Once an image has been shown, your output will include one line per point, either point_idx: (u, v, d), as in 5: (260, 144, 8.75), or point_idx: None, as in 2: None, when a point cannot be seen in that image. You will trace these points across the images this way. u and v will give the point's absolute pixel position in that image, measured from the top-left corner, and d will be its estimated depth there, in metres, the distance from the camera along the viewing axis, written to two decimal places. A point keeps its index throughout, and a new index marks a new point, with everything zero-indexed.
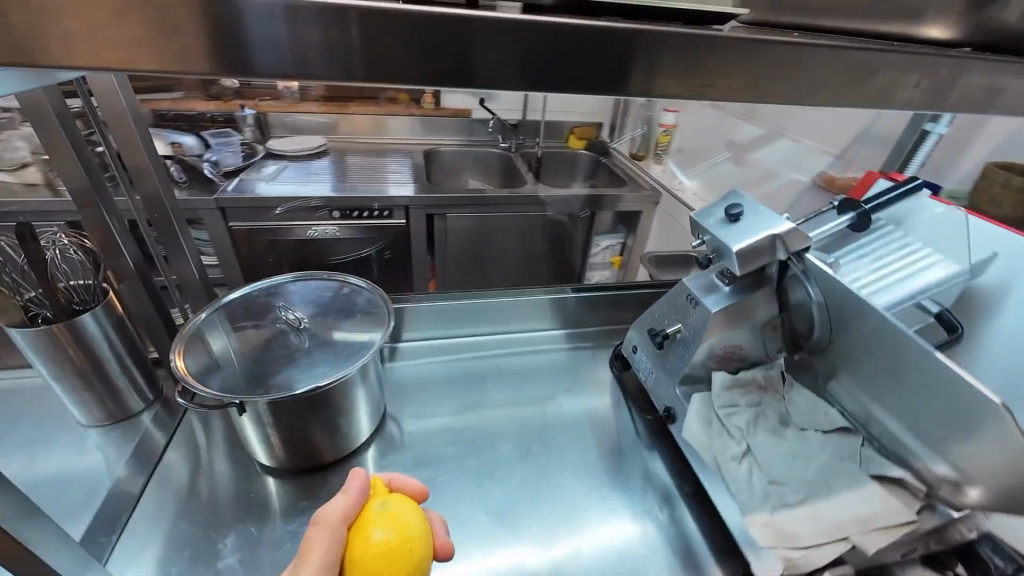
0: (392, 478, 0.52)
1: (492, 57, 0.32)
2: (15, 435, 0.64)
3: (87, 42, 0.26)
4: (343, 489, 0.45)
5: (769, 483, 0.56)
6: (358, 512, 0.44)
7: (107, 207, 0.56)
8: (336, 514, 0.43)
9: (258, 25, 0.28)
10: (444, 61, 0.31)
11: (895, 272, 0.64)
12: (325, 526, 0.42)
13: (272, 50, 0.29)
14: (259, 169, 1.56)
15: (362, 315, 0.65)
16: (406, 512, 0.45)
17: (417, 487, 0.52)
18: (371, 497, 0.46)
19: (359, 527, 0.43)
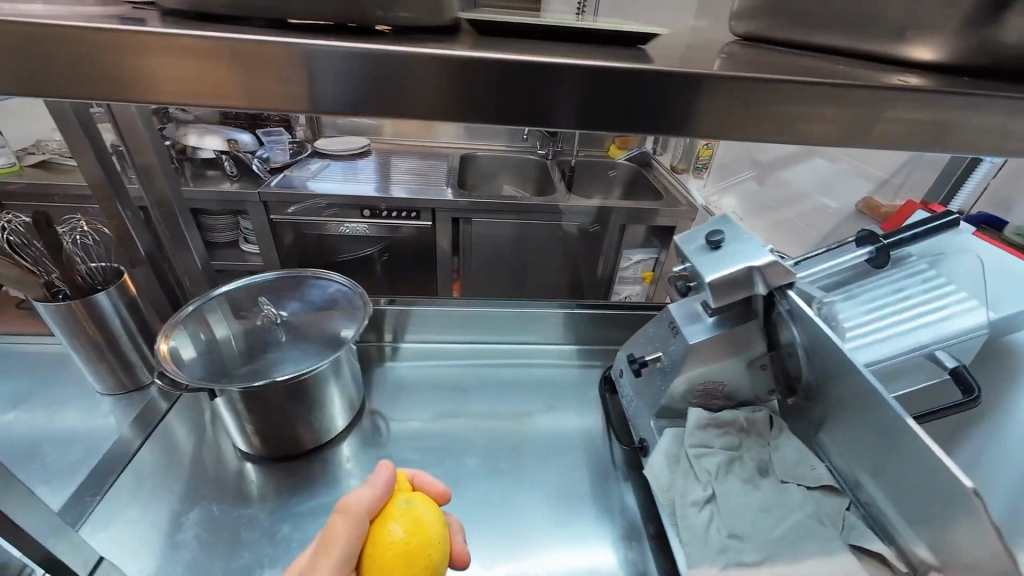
0: (415, 476, 0.52)
1: (578, 102, 0.29)
2: (47, 391, 0.73)
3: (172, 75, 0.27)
4: (368, 481, 0.46)
5: (728, 536, 0.51)
6: (382, 505, 0.45)
7: (122, 202, 0.64)
8: (360, 504, 0.44)
9: (322, 68, 0.28)
10: (526, 104, 0.29)
11: (909, 317, 0.56)
12: (347, 514, 0.43)
13: (341, 95, 0.29)
14: (303, 167, 1.66)
15: (340, 313, 0.69)
16: (429, 514, 0.46)
17: (440, 489, 0.52)
18: (396, 493, 0.47)
19: (379, 520, 0.44)
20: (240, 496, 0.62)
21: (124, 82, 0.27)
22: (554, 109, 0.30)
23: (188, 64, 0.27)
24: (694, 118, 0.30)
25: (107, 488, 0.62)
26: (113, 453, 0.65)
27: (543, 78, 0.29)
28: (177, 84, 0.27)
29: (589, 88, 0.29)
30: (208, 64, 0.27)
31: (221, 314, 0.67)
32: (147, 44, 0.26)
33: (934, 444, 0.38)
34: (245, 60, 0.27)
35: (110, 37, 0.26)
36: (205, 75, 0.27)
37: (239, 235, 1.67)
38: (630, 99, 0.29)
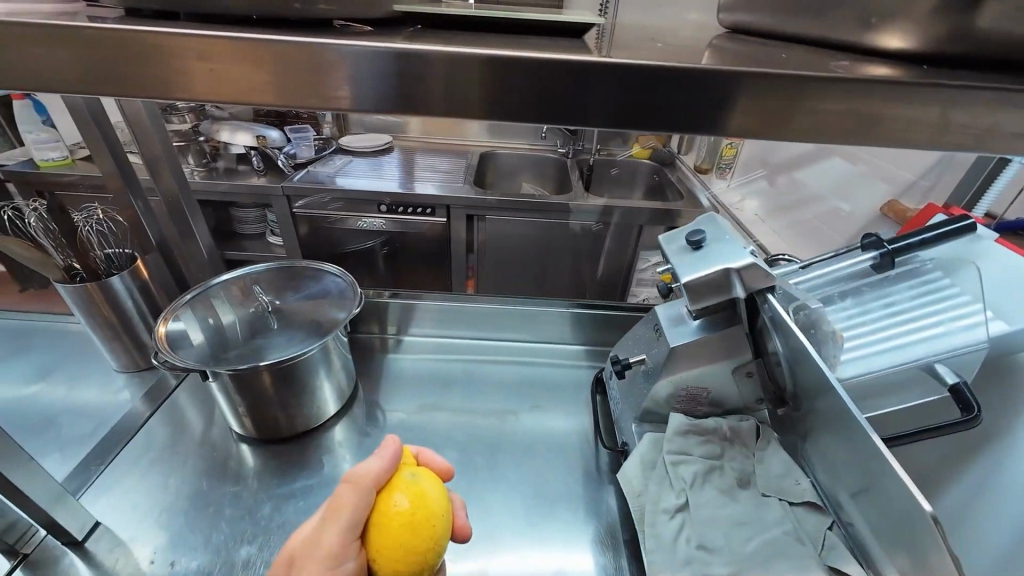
0: (419, 451, 0.50)
1: (613, 99, 0.28)
2: (67, 366, 0.80)
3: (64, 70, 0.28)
4: (377, 452, 0.43)
5: (697, 547, 0.49)
6: (390, 477, 0.42)
7: (133, 192, 0.71)
8: (368, 475, 0.41)
9: (351, 68, 0.28)
10: (560, 101, 0.28)
11: (911, 327, 0.52)
12: (355, 485, 0.40)
13: (364, 89, 0.28)
14: (326, 163, 1.71)
15: (331, 303, 0.70)
16: (436, 489, 0.42)
17: (442, 465, 0.50)
18: (404, 464, 0.44)
19: (386, 491, 0.40)
20: (227, 474, 0.65)
21: (167, 82, 0.28)
22: (590, 106, 0.28)
23: (232, 63, 0.27)
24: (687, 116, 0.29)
25: (111, 458, 0.66)
26: (118, 427, 0.69)
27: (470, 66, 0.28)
28: (219, 81, 0.28)
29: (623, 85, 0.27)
30: (253, 65, 0.27)
31: (220, 302, 0.69)
32: (189, 45, 0.27)
33: (899, 466, 0.36)
34: (278, 59, 0.27)
35: (156, 37, 0.26)
36: (249, 75, 0.28)
37: (266, 228, 1.74)
38: (662, 95, 0.28)
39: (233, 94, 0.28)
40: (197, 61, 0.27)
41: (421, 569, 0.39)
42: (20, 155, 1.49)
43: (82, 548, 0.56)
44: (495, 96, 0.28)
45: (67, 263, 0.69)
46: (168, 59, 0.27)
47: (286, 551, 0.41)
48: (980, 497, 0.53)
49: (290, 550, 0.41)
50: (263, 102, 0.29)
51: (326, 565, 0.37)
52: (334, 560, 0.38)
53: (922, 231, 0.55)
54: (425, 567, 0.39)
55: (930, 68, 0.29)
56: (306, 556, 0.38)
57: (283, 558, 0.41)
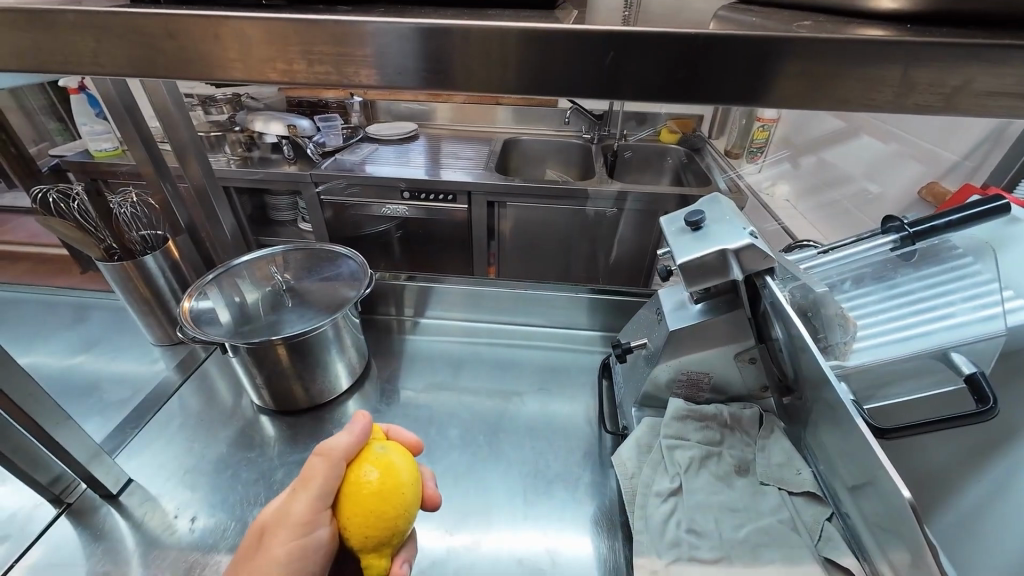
0: (389, 427, 0.52)
1: (651, 71, 0.27)
2: (108, 341, 0.87)
3: (83, 53, 0.28)
4: (347, 427, 0.45)
5: (686, 530, 0.49)
6: (360, 450, 0.43)
7: (164, 177, 0.75)
8: (338, 448, 0.42)
9: (386, 46, 0.27)
10: (588, 73, 0.27)
11: (925, 314, 0.48)
12: (326, 458, 0.42)
13: (385, 67, 0.28)
14: (354, 151, 1.75)
15: (343, 284, 0.73)
16: (404, 460, 0.44)
17: (412, 439, 0.52)
18: (374, 438, 0.45)
19: (356, 463, 0.42)
20: (245, 440, 0.70)
21: (187, 63, 0.28)
22: (626, 79, 0.27)
23: (258, 41, 0.27)
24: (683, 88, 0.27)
25: (145, 423, 0.72)
26: (152, 394, 0.75)
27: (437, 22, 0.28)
28: (249, 58, 0.27)
29: (658, 56, 0.26)
30: (270, 43, 0.27)
31: (244, 280, 0.73)
32: (209, 26, 0.26)
33: (890, 464, 0.36)
34: (312, 36, 0.27)
35: (178, 18, 0.26)
36: (276, 54, 0.27)
37: (297, 215, 1.81)
38: (671, 66, 0.26)
39: (258, 73, 0.28)
40: (219, 42, 0.27)
41: (392, 534, 0.41)
42: (77, 146, 1.61)
43: (117, 501, 0.62)
44: (513, 67, 0.27)
45: (106, 242, 0.76)
46: (201, 38, 0.27)
47: (258, 521, 0.43)
48: (999, 497, 0.50)
49: (260, 521, 0.43)
50: (284, 83, 0.28)
51: (296, 530, 0.40)
52: (305, 525, 0.41)
53: (953, 210, 0.50)
54: (396, 532, 0.41)
55: (914, 28, 0.27)
56: (279, 522, 0.41)
57: (255, 527, 0.43)
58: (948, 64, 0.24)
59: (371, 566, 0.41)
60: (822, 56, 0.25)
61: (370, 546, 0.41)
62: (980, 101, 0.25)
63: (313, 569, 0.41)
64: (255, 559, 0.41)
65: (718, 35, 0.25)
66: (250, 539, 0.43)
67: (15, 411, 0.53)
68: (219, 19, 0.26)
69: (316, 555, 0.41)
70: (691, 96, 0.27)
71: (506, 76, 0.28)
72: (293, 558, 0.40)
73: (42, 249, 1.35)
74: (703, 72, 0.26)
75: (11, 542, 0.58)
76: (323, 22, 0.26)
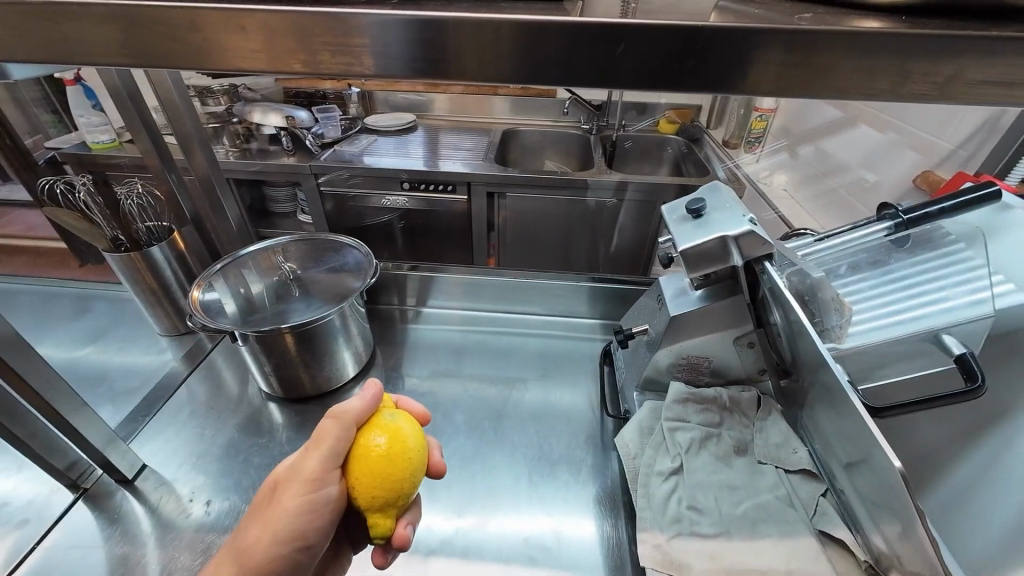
0: (399, 398, 0.55)
1: (659, 61, 0.28)
2: (116, 332, 0.88)
3: (103, 42, 0.28)
4: (359, 393, 0.46)
5: (687, 507, 0.51)
6: (370, 416, 0.45)
7: (169, 167, 0.76)
8: (349, 413, 0.44)
9: (403, 37, 0.28)
10: (598, 64, 0.28)
11: (918, 297, 0.50)
12: (337, 421, 0.44)
13: (399, 57, 0.29)
14: (353, 143, 1.75)
15: (348, 274, 0.74)
16: (412, 428, 0.45)
17: (420, 411, 0.55)
18: (384, 406, 0.47)
19: (367, 428, 0.44)
20: (255, 427, 0.71)
21: (211, 54, 0.29)
22: (634, 68, 0.28)
23: (281, 33, 0.28)
24: (688, 77, 0.28)
25: (156, 411, 0.73)
26: (161, 384, 0.77)
27: (445, 11, 0.29)
28: (272, 49, 0.28)
29: (667, 48, 0.27)
30: (294, 35, 0.28)
31: (254, 270, 0.74)
32: (232, 18, 0.27)
33: (882, 438, 0.37)
34: (327, 28, 0.27)
35: (198, 10, 0.27)
36: (296, 44, 0.28)
37: (297, 206, 1.81)
38: (675, 55, 0.27)
39: (280, 62, 0.29)
40: (243, 34, 0.28)
41: (397, 495, 0.42)
42: (71, 137, 1.59)
43: (132, 485, 0.63)
44: (526, 59, 0.28)
45: (113, 234, 0.77)
46: (223, 27, 0.27)
47: (272, 477, 0.46)
48: (987, 473, 0.52)
49: (275, 476, 0.46)
50: (301, 75, 0.29)
51: (307, 485, 0.43)
52: (316, 481, 0.43)
53: (943, 198, 0.52)
54: (401, 495, 0.42)
55: (910, 20, 0.28)
56: (292, 477, 0.43)
57: (271, 480, 0.46)
58: (942, 55, 0.25)
59: (376, 526, 0.42)
60: (828, 48, 0.26)
61: (376, 506, 0.42)
62: (971, 88, 0.26)
63: (321, 522, 0.44)
64: (269, 508, 0.44)
65: (722, 28, 0.26)
66: (264, 490, 0.46)
67: (32, 395, 0.54)
68: (243, 12, 0.27)
69: (326, 508, 0.44)
70: (693, 84, 0.28)
71: (515, 67, 0.29)
72: (303, 511, 0.43)
73: (41, 242, 1.35)
74: (708, 62, 0.27)
75: (30, 526, 0.59)
76: (339, 14, 0.27)
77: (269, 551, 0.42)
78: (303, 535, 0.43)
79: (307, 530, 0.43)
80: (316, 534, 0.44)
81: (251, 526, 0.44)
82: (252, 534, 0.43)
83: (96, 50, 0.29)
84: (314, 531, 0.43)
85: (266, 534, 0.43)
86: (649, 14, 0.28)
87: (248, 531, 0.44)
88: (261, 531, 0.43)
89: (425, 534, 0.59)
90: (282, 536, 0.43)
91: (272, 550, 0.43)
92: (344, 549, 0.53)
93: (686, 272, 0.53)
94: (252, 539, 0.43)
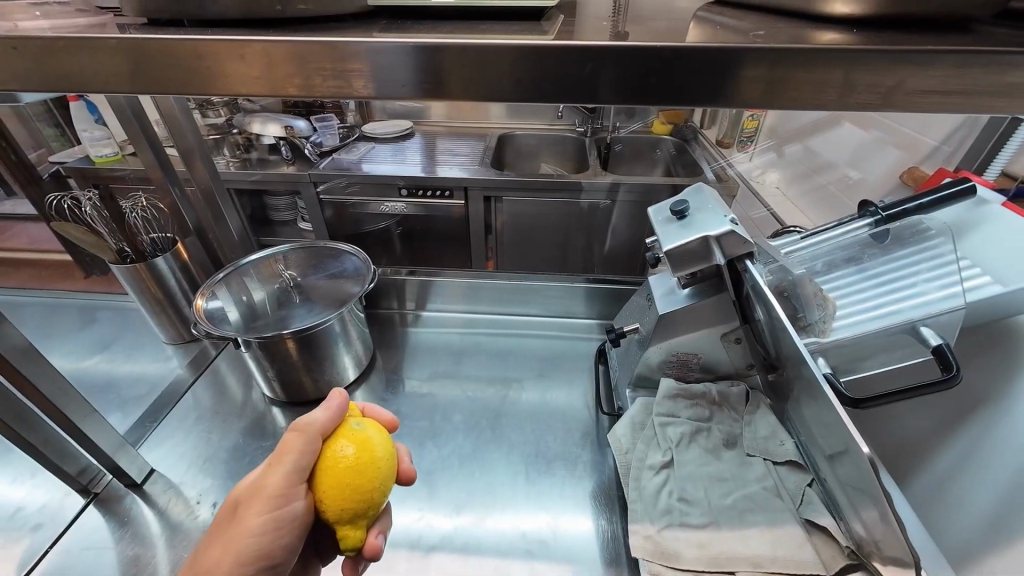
0: (365, 406, 0.57)
1: (632, 78, 0.30)
2: (122, 341, 0.90)
3: (110, 72, 0.31)
4: (324, 404, 0.48)
5: (677, 500, 0.52)
6: (336, 426, 0.47)
7: (171, 179, 0.78)
8: (315, 425, 0.46)
9: (396, 61, 0.30)
10: (573, 81, 0.30)
11: (896, 292, 0.51)
12: (302, 432, 0.46)
13: (390, 80, 0.31)
14: (352, 150, 1.78)
15: (348, 280, 0.76)
16: (380, 437, 0.47)
17: (387, 418, 0.57)
18: (350, 415, 0.49)
19: (332, 439, 0.45)
20: (259, 430, 0.73)
21: (212, 82, 0.31)
22: (609, 85, 0.30)
23: (277, 60, 0.30)
24: (656, 91, 0.30)
25: (163, 417, 0.75)
26: (167, 391, 0.79)
27: (428, 33, 0.31)
28: (270, 74, 0.30)
29: (638, 65, 0.29)
30: (288, 60, 0.30)
31: (256, 279, 0.76)
32: (231, 48, 0.29)
33: (851, 426, 0.39)
34: (328, 54, 0.30)
35: (199, 42, 0.29)
36: (293, 70, 0.30)
37: (297, 214, 1.83)
38: (641, 71, 0.29)
39: (278, 86, 0.31)
40: (243, 62, 0.30)
41: (367, 505, 0.44)
42: (76, 152, 1.64)
43: (141, 489, 0.65)
44: (505, 77, 0.30)
45: (119, 246, 0.79)
46: (227, 55, 0.29)
47: (234, 494, 0.48)
48: (967, 462, 0.53)
49: (236, 494, 0.47)
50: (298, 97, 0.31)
51: (270, 503, 0.44)
52: (280, 498, 0.44)
53: (923, 194, 0.54)
54: (371, 505, 0.44)
55: (862, 33, 0.30)
56: (255, 495, 0.45)
57: (232, 499, 0.48)
58: (885, 67, 0.27)
59: (346, 539, 0.44)
60: (789, 62, 0.28)
61: (345, 519, 0.43)
62: (915, 97, 0.28)
63: (286, 539, 0.45)
64: (232, 528, 0.45)
65: (686, 47, 0.28)
66: (224, 509, 0.47)
67: (44, 403, 0.57)
68: (241, 42, 0.29)
69: (290, 526, 0.45)
70: (661, 97, 0.30)
71: (495, 87, 0.31)
72: (267, 529, 0.44)
73: (46, 255, 1.37)
74: (674, 78, 0.29)
75: (44, 530, 0.61)
76: (332, 41, 0.29)
77: (232, 570, 0.44)
78: (268, 554, 0.45)
79: (272, 548, 0.45)
80: (281, 551, 0.46)
81: (214, 546, 0.45)
82: (214, 555, 0.44)
83: (103, 79, 0.31)
84: (280, 549, 0.46)
85: (229, 554, 0.44)
86: (621, 36, 0.30)
87: (210, 552, 0.45)
88: (223, 551, 0.44)
89: (426, 531, 0.61)
90: (245, 556, 0.44)
91: (236, 570, 0.44)
92: (313, 561, 0.55)
93: (672, 271, 0.55)
94: (214, 560, 0.44)
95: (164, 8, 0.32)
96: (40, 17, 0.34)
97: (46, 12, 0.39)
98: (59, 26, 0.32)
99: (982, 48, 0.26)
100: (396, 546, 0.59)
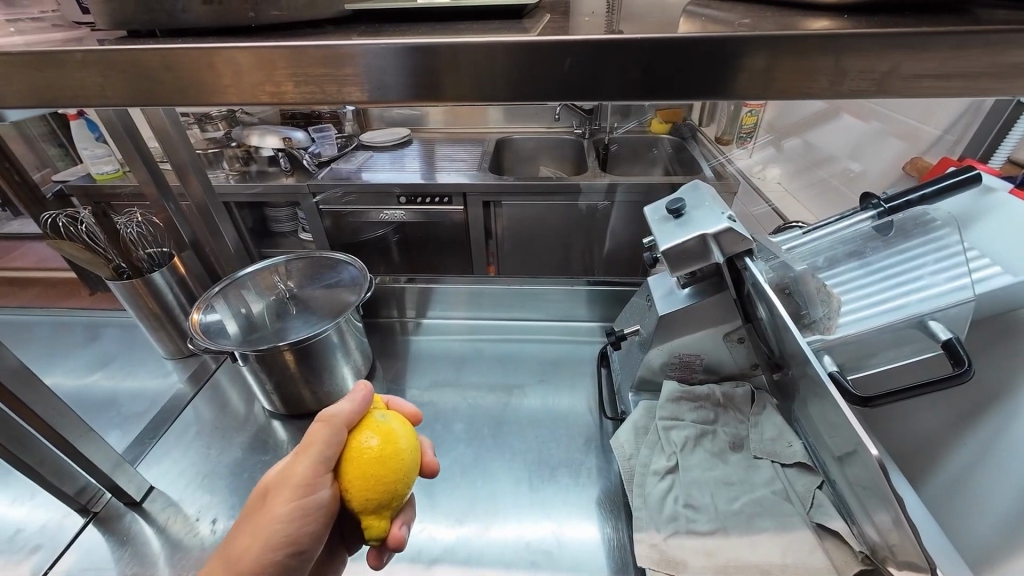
0: (389, 399, 0.57)
1: (617, 75, 0.29)
2: (123, 357, 0.90)
3: (83, 86, 0.30)
4: (350, 395, 0.47)
5: (683, 506, 0.51)
6: (361, 418, 0.46)
7: (166, 195, 0.78)
8: (341, 415, 0.45)
9: (370, 64, 0.29)
10: (555, 78, 0.29)
11: (900, 284, 0.50)
12: (328, 423, 0.45)
13: (369, 83, 0.30)
14: (350, 160, 1.78)
15: (345, 289, 0.75)
16: (404, 429, 0.46)
17: (411, 410, 0.57)
18: (374, 407, 0.48)
19: (357, 430, 0.45)
20: (258, 444, 0.73)
21: (187, 91, 0.30)
22: (595, 81, 0.29)
23: (249, 67, 0.29)
24: (635, 86, 0.29)
25: (162, 433, 0.75)
26: (167, 406, 0.78)
27: (410, 34, 0.31)
28: (241, 83, 0.30)
29: (618, 60, 0.28)
30: (260, 69, 0.29)
31: (253, 292, 0.75)
32: (204, 56, 0.29)
33: (857, 425, 0.38)
34: (299, 61, 0.29)
35: (173, 50, 0.29)
36: (264, 77, 0.29)
37: (297, 225, 1.84)
38: (621, 67, 0.28)
39: (251, 95, 0.31)
40: (214, 71, 0.29)
41: (391, 497, 0.43)
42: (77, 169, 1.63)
43: (141, 507, 0.65)
44: (485, 81, 0.30)
45: (116, 262, 0.79)
46: (195, 66, 0.29)
47: (263, 481, 0.47)
48: (984, 458, 0.52)
49: (264, 482, 0.47)
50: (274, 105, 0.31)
51: (297, 491, 0.43)
52: (307, 486, 0.44)
53: (926, 184, 0.52)
54: (395, 496, 0.43)
55: (853, 19, 0.29)
56: (283, 482, 0.44)
57: (261, 485, 0.47)
58: (876, 51, 0.26)
59: (371, 528, 0.43)
60: (774, 50, 0.27)
61: (370, 509, 0.42)
62: (908, 83, 0.27)
63: (314, 526, 0.45)
64: (262, 513, 0.45)
65: (663, 40, 0.27)
66: (253, 497, 0.46)
67: (37, 422, 0.56)
68: (211, 51, 0.29)
69: (317, 513, 0.44)
70: (643, 94, 0.30)
71: (476, 87, 0.30)
72: (295, 517, 0.44)
73: (51, 273, 1.38)
74: (655, 72, 0.28)
75: (44, 550, 0.61)
76: (310, 46, 0.29)
77: (261, 556, 0.43)
78: (297, 540, 0.44)
79: (298, 535, 0.44)
80: (308, 539, 0.45)
81: (242, 532, 0.44)
82: (242, 541, 0.43)
83: (78, 92, 0.31)
84: (306, 535, 0.45)
85: (257, 541, 0.43)
86: (603, 32, 0.29)
87: (238, 537, 0.44)
88: (251, 539, 0.43)
89: (427, 543, 0.60)
90: (273, 542, 0.44)
91: (264, 556, 0.43)
92: (339, 550, 0.55)
93: (671, 271, 0.54)
94: (241, 548, 0.43)
95: (141, 20, 0.32)
96: (15, 35, 0.34)
97: (24, 31, 0.38)
98: (32, 42, 0.31)
99: (979, 29, 0.25)
100: (397, 559, 0.58)
